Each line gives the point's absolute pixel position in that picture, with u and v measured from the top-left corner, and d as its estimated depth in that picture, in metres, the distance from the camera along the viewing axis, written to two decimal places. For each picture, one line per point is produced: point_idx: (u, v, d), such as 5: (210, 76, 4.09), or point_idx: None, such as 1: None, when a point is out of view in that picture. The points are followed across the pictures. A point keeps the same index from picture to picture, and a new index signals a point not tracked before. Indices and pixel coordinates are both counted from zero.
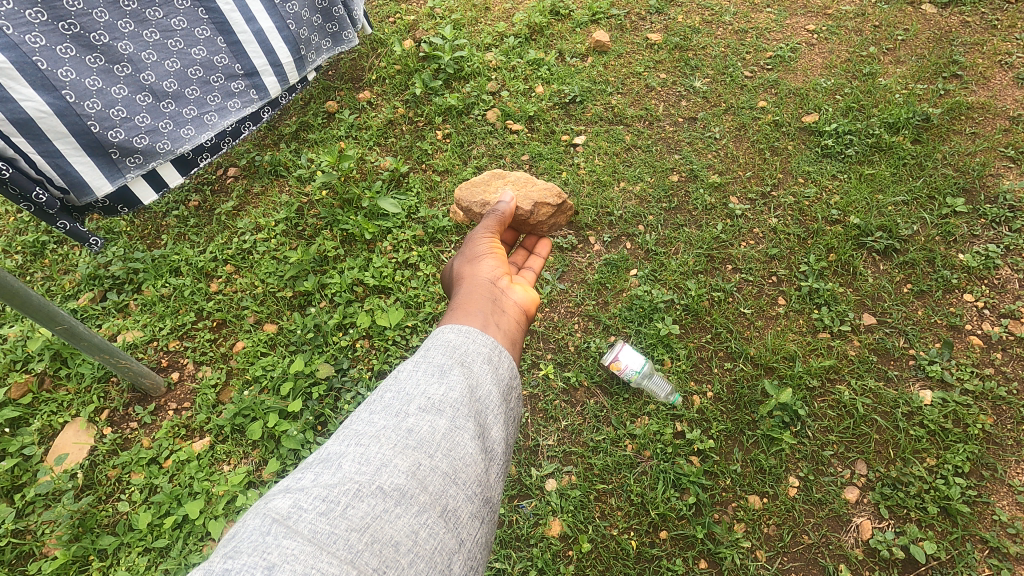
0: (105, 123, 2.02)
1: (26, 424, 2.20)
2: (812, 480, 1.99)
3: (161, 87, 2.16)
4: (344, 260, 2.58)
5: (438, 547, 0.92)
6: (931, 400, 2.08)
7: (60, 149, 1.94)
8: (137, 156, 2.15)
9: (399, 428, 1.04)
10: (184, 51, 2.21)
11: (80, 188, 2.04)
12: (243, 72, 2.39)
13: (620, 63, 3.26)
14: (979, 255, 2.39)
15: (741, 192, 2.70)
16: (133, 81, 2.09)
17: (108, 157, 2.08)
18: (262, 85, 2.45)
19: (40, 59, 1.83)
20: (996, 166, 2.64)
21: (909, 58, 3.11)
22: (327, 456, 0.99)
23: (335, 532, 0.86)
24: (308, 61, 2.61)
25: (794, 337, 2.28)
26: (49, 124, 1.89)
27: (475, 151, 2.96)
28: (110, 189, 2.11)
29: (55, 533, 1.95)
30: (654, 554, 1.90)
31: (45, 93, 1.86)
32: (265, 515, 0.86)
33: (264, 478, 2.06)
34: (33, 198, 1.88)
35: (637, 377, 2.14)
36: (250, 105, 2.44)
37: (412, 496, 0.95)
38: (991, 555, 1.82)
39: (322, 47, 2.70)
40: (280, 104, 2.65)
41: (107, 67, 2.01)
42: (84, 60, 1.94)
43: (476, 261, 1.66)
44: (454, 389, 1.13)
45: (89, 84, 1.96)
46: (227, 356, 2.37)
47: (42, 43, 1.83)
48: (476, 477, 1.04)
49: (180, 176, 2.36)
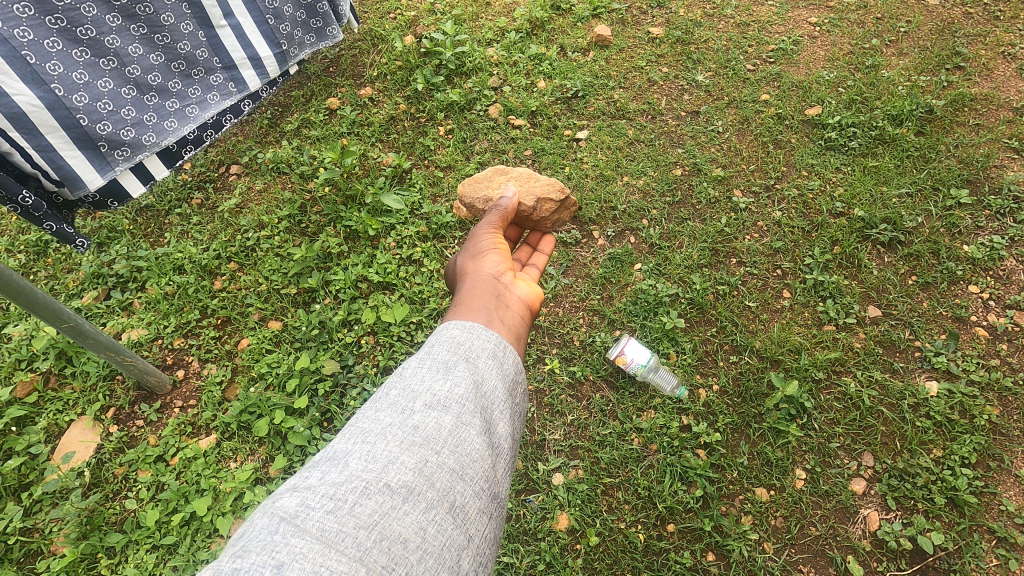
0: (94, 116, 1.97)
1: (32, 423, 2.20)
2: (819, 472, 1.99)
3: (146, 80, 2.14)
4: (347, 256, 2.57)
5: (447, 543, 0.92)
6: (937, 391, 2.09)
7: (52, 144, 1.87)
8: (125, 149, 2.11)
9: (405, 425, 1.04)
10: (170, 45, 2.21)
11: (74, 182, 1.98)
12: (223, 66, 2.40)
13: (622, 57, 3.26)
14: (984, 246, 2.39)
15: (744, 185, 2.70)
16: (119, 75, 2.05)
17: (97, 150, 2.03)
18: (240, 78, 2.47)
19: (28, 54, 1.77)
20: (1000, 157, 2.64)
21: (912, 50, 3.10)
22: (333, 454, 0.99)
23: (344, 530, 0.85)
24: (289, 55, 2.65)
25: (800, 330, 2.28)
26: (40, 118, 1.83)
27: (478, 146, 2.95)
28: (101, 183, 2.06)
29: (64, 531, 1.96)
30: (662, 546, 1.91)
31: (35, 87, 1.80)
32: (273, 515, 0.86)
33: (272, 474, 2.06)
34: (20, 201, 1.74)
35: (643, 371, 2.16)
36: (230, 98, 2.45)
37: (420, 493, 0.94)
38: (998, 545, 1.82)
39: (304, 42, 2.74)
40: (260, 98, 2.67)
41: (94, 61, 1.96)
42: (72, 53, 1.88)
43: (480, 256, 1.65)
44: (460, 384, 1.13)
45: (78, 78, 1.91)
46: (232, 353, 2.37)
47: (29, 37, 1.76)
48: (483, 473, 1.04)
49: (165, 168, 2.32)
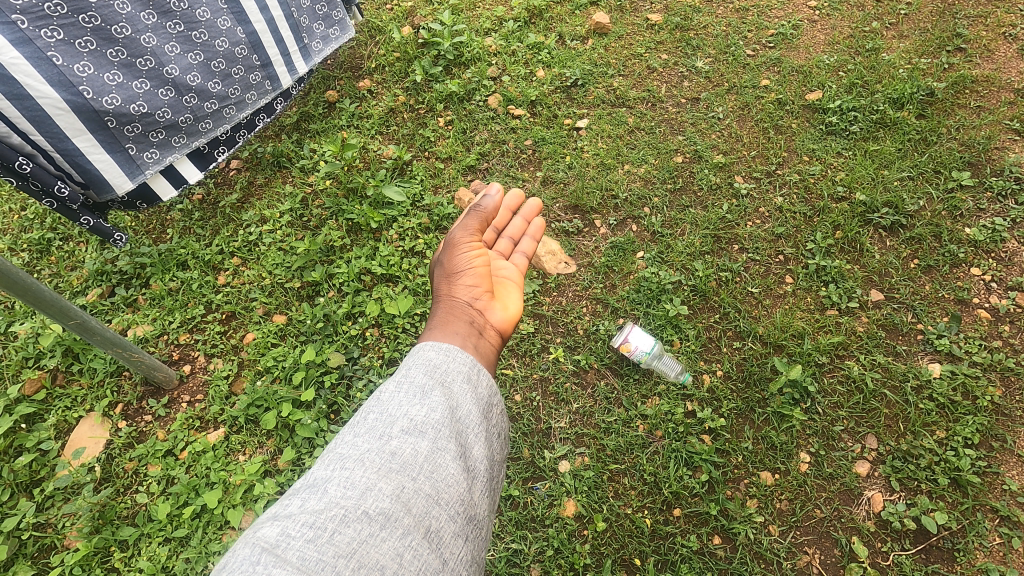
0: (123, 119, 2.10)
1: (42, 420, 2.22)
2: (823, 455, 2.01)
3: (184, 81, 2.26)
4: (350, 249, 2.58)
5: (423, 569, 0.94)
6: (940, 373, 2.10)
7: (78, 147, 2.01)
8: (155, 152, 2.26)
9: (383, 450, 1.05)
10: (208, 43, 2.30)
11: (99, 185, 2.14)
12: (261, 64, 2.52)
13: (621, 44, 3.24)
14: (986, 228, 2.39)
15: (746, 171, 2.70)
16: (156, 75, 2.17)
17: (126, 154, 2.17)
18: (275, 76, 2.60)
19: (55, 54, 1.88)
20: (1002, 139, 2.63)
21: (912, 32, 3.08)
22: (314, 481, 1.00)
23: (323, 559, 0.87)
24: (312, 50, 2.74)
25: (802, 315, 2.29)
26: (66, 121, 1.95)
27: (477, 137, 2.94)
28: (130, 186, 2.21)
29: (76, 526, 1.97)
30: (668, 531, 1.93)
31: (61, 89, 1.91)
32: (255, 545, 0.88)
33: (280, 467, 2.07)
34: (56, 193, 2.00)
35: (648, 358, 2.18)
36: (266, 96, 2.59)
37: (397, 520, 0.96)
38: (1001, 524, 1.84)
39: (330, 36, 2.82)
40: (291, 95, 2.80)
41: (130, 61, 2.08)
42: (105, 53, 2.01)
43: (455, 276, 1.58)
44: (436, 409, 1.14)
45: (110, 79, 2.03)
46: (238, 348, 2.38)
47: (58, 37, 1.88)
48: (459, 496, 1.05)
49: (197, 172, 2.48)
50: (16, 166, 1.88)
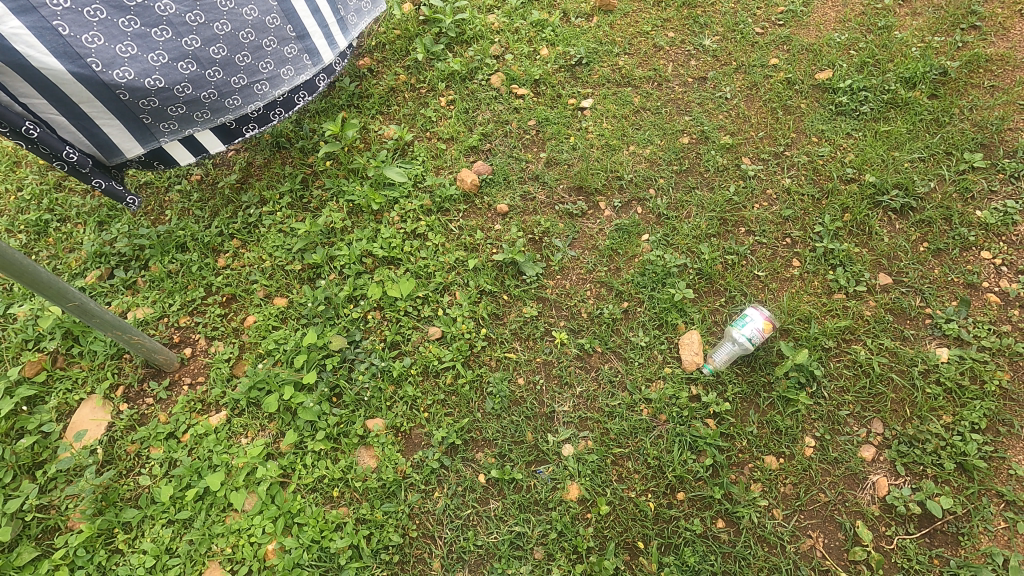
0: (137, 93, 2.08)
1: (43, 402, 2.21)
2: (828, 439, 2.00)
3: (206, 54, 2.18)
4: (351, 231, 2.54)
5: None
6: (948, 357, 2.08)
7: (86, 113, 2.07)
8: (172, 123, 2.27)
9: None
10: (235, 12, 2.21)
11: (109, 148, 2.23)
12: (295, 35, 2.43)
13: (627, 22, 3.17)
14: (998, 211, 2.34)
15: (753, 153, 2.65)
16: (175, 48, 2.10)
17: (140, 123, 2.20)
18: (313, 50, 2.51)
19: (61, 24, 1.87)
20: (1016, 119, 2.57)
21: (926, 9, 3.00)
22: None
23: None
24: (346, 22, 2.66)
25: (809, 299, 2.26)
26: (72, 90, 1.98)
27: (480, 117, 2.88)
28: (140, 151, 2.28)
29: (79, 508, 1.97)
30: (672, 515, 1.92)
31: (66, 60, 1.91)
32: None
33: (282, 449, 2.07)
34: (65, 158, 2.08)
35: (736, 332, 2.10)
36: (304, 71, 2.50)
37: None
38: (1006, 509, 1.83)
39: (361, 9, 2.76)
40: (335, 70, 2.72)
41: (144, 31, 2.02)
42: (116, 23, 1.97)
43: None
44: None
45: (121, 51, 1.99)
46: (238, 330, 2.36)
47: (64, 5, 1.87)
48: None
49: (220, 144, 2.47)
50: (23, 130, 1.97)
